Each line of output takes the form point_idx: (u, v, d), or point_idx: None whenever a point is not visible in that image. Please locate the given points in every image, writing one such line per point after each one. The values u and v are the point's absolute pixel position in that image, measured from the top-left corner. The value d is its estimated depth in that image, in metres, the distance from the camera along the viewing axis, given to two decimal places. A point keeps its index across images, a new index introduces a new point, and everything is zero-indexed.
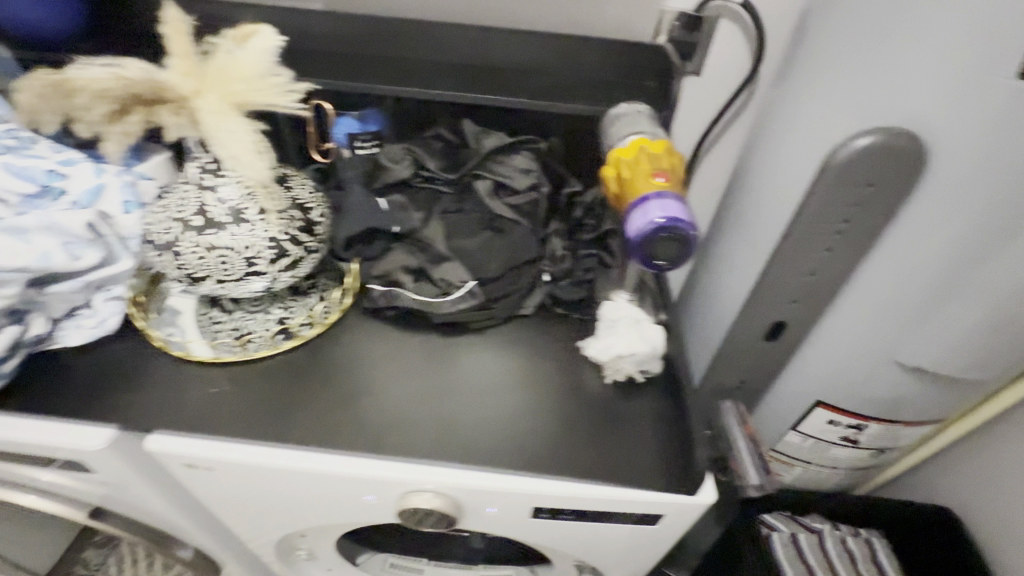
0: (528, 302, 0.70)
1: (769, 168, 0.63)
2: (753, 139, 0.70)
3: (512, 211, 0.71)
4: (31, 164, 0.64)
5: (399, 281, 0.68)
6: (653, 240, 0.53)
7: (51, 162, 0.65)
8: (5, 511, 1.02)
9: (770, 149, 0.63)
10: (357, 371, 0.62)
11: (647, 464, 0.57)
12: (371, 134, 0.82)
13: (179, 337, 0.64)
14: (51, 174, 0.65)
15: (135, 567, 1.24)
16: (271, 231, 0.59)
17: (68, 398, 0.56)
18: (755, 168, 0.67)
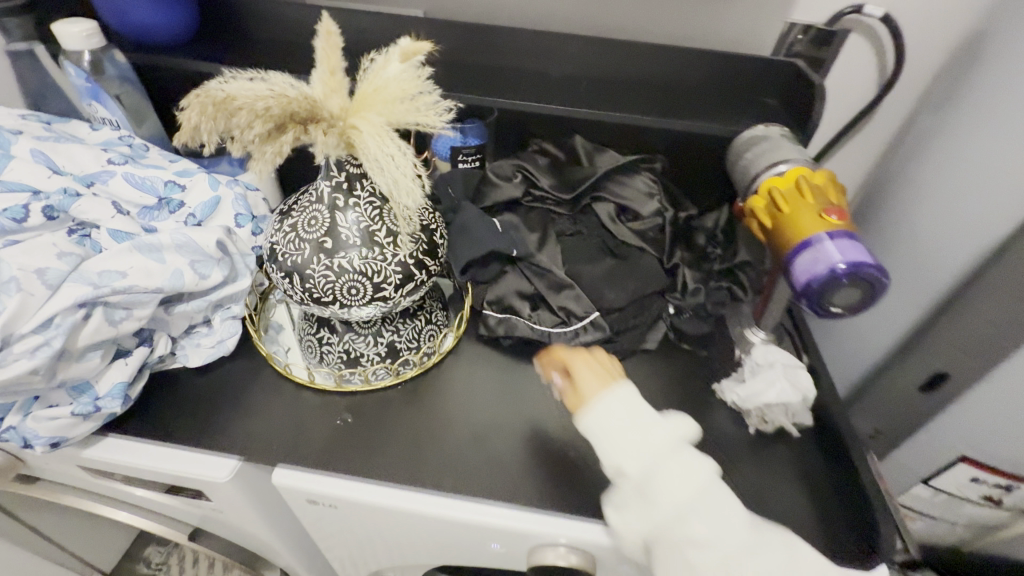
0: (651, 335, 0.65)
1: (961, 207, 0.57)
2: (933, 170, 0.63)
3: (636, 238, 0.66)
4: (151, 175, 0.62)
5: (516, 309, 0.64)
6: (831, 287, 0.47)
7: (170, 173, 0.64)
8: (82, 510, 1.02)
9: (967, 185, 0.56)
10: (482, 408, 0.59)
11: (808, 531, 0.51)
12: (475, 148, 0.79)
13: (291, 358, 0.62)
14: (170, 185, 0.63)
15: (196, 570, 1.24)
16: (400, 256, 0.56)
17: (189, 423, 0.54)
18: (938, 203, 0.61)
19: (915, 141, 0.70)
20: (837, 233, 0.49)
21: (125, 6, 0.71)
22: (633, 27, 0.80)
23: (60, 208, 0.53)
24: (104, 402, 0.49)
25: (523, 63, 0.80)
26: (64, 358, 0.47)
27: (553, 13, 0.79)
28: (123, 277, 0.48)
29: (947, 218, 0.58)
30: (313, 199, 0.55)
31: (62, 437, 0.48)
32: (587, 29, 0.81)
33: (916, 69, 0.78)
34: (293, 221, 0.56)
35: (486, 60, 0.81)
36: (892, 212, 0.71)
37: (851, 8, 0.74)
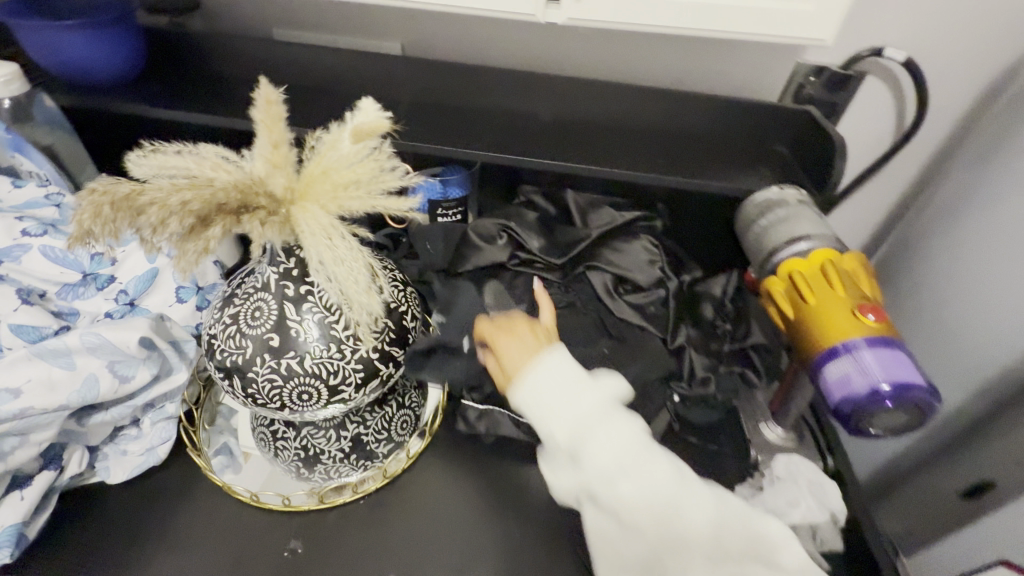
0: (654, 428, 0.57)
1: (1010, 290, 0.49)
2: (969, 242, 0.55)
3: (636, 315, 0.59)
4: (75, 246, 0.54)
5: (500, 399, 0.56)
6: (871, 411, 0.40)
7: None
8: None
9: (1012, 267, 0.49)
10: (462, 527, 0.51)
11: None
12: (455, 202, 0.71)
13: (238, 463, 0.53)
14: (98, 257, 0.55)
15: None
16: (360, 353, 0.47)
17: (107, 556, 0.46)
18: (978, 283, 0.53)
19: (946, 203, 0.62)
20: (873, 341, 0.42)
21: (59, 45, 0.62)
22: (632, 71, 0.73)
23: None
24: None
25: (510, 110, 0.73)
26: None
27: (543, 56, 0.73)
28: (15, 399, 0.40)
29: (993, 304, 0.51)
30: (257, 284, 0.47)
31: None
32: (582, 73, 0.74)
33: (944, 117, 0.70)
34: (234, 311, 0.47)
35: (470, 106, 0.73)
36: (918, 279, 0.63)
37: (869, 52, 0.65)
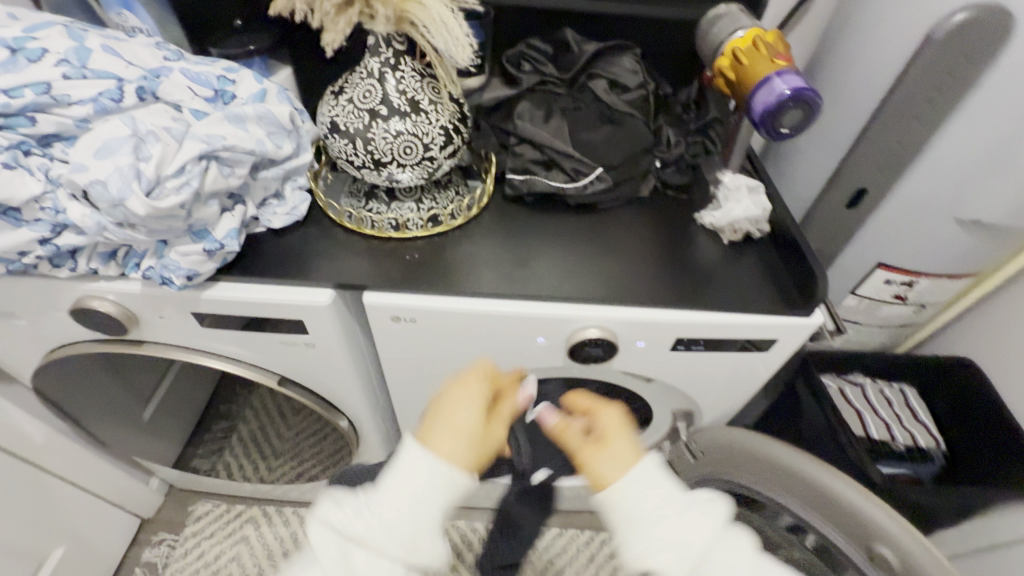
0: (643, 187, 0.80)
1: None
2: None
3: (627, 106, 0.79)
4: (203, 71, 0.66)
5: (533, 171, 0.78)
6: (783, 109, 0.63)
7: (217, 70, 0.67)
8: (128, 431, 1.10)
9: None
10: (525, 245, 0.74)
11: (765, 295, 0.69)
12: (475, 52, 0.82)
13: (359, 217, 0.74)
14: (221, 80, 0.66)
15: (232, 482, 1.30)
16: (443, 121, 0.68)
17: (280, 268, 0.67)
18: None
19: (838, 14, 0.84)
20: (783, 73, 0.64)
21: None
22: None
23: (149, 90, 0.60)
24: (226, 241, 0.61)
25: None
26: (196, 201, 0.58)
27: None
28: (225, 140, 0.58)
29: (851, 59, 0.73)
30: (364, 74, 0.66)
31: (195, 271, 0.60)
32: None
33: None
34: (349, 95, 0.67)
35: None
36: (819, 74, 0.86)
37: None
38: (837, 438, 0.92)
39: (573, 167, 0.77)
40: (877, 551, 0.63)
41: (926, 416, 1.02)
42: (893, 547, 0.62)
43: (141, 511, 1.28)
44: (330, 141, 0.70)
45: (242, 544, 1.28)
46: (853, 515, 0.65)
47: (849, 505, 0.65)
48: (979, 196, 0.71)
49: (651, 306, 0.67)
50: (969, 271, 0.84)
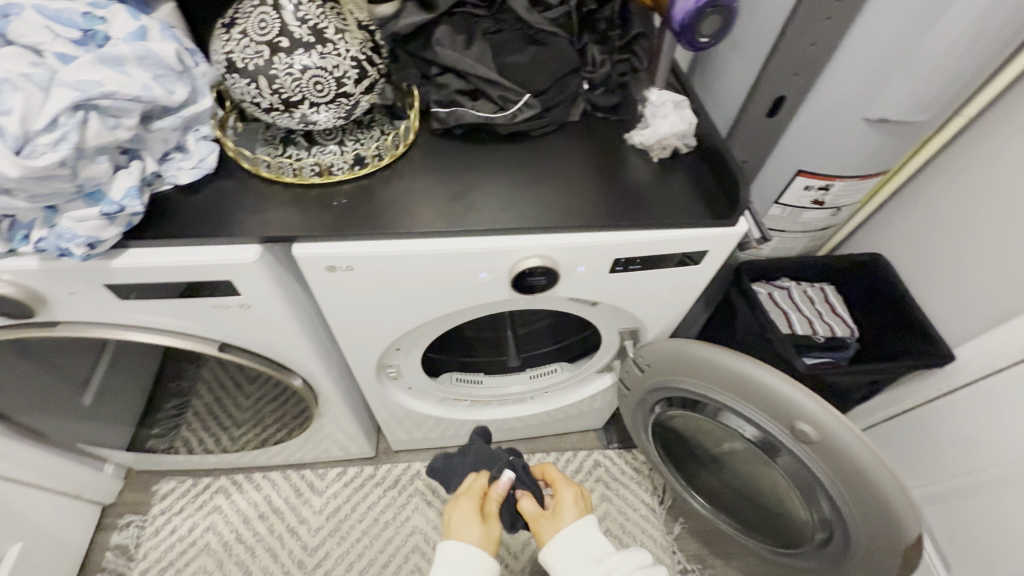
0: (573, 111, 0.79)
1: None
2: None
3: (550, 24, 0.76)
4: (64, 7, 0.56)
5: (460, 102, 0.75)
6: (702, 15, 0.62)
7: (81, 5, 0.58)
8: (66, 422, 1.04)
9: None
10: (460, 178, 0.73)
11: (696, 208, 0.71)
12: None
13: (279, 166, 0.69)
14: (87, 17, 0.57)
15: (192, 457, 1.27)
16: (353, 51, 0.63)
17: (198, 228, 0.62)
18: None
19: None
20: None
21: None
22: None
23: None
24: (126, 202, 0.55)
25: None
26: (80, 158, 0.52)
27: None
28: (101, 86, 0.51)
29: None
30: (257, 3, 0.60)
31: (96, 238, 0.55)
32: None
33: None
34: (241, 28, 0.60)
35: None
36: None
37: None
38: (767, 338, 1.00)
39: (501, 95, 0.74)
40: (799, 428, 0.72)
41: (843, 308, 1.12)
42: (813, 422, 0.70)
43: (100, 498, 1.24)
44: (228, 83, 0.63)
45: (216, 514, 1.28)
46: (781, 399, 0.73)
47: (776, 391, 0.73)
48: (886, 96, 0.75)
49: (588, 230, 0.68)
50: (878, 170, 0.90)
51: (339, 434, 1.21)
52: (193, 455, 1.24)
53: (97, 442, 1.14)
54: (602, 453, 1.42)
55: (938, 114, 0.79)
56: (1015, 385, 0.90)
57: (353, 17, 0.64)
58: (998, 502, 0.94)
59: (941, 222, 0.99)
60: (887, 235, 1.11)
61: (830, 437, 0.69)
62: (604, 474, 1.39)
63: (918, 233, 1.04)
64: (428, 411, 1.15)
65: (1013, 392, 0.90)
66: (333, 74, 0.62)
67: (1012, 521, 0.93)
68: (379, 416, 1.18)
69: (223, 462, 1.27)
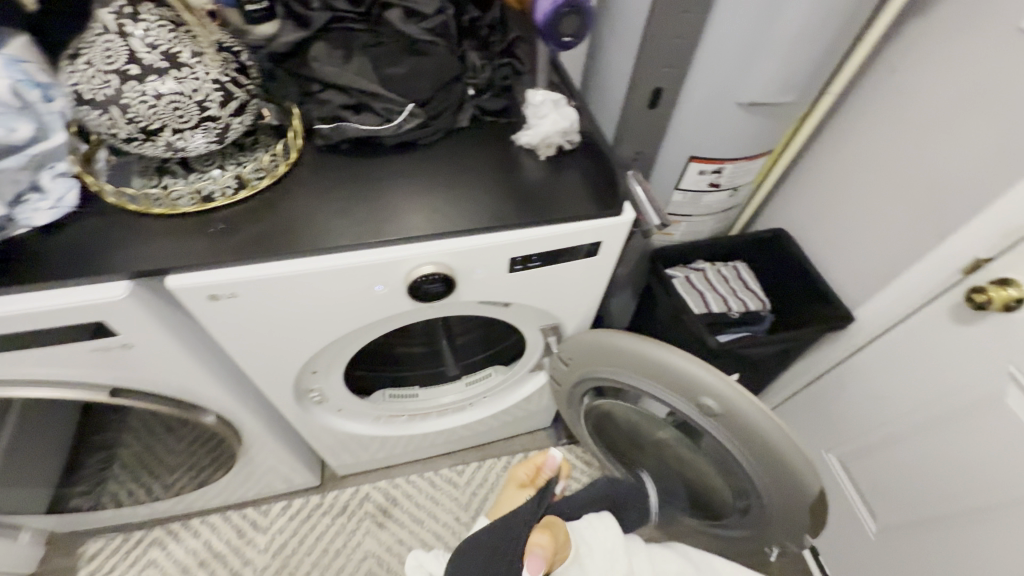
0: (461, 116, 0.80)
1: None
2: None
3: (429, 33, 0.76)
4: None
5: (343, 117, 0.75)
6: (559, 16, 0.64)
7: None
8: None
9: None
10: (348, 192, 0.72)
11: (584, 200, 0.73)
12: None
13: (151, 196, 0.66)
14: None
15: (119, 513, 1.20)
16: (213, 73, 0.61)
17: (60, 270, 0.59)
18: None
19: None
20: None
21: None
22: None
23: None
24: None
25: None
26: None
27: None
28: None
29: None
30: (102, 31, 0.58)
31: None
32: None
33: None
34: (86, 58, 0.58)
35: None
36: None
37: None
38: (683, 319, 1.03)
39: (385, 107, 0.74)
40: (704, 403, 0.74)
41: (756, 284, 1.17)
42: (717, 397, 0.73)
43: (19, 567, 1.15)
44: (81, 115, 0.61)
45: (152, 567, 1.21)
46: (685, 376, 0.75)
47: (680, 369, 0.75)
48: (753, 81, 0.80)
49: (478, 232, 0.69)
50: (764, 149, 0.95)
51: (277, 467, 1.17)
52: (119, 510, 1.16)
53: (14, 511, 1.05)
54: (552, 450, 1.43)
55: (803, 94, 0.84)
56: (907, 337, 0.96)
57: (211, 40, 0.63)
58: (906, 449, 1.01)
59: (830, 194, 1.07)
60: (788, 210, 1.18)
61: (731, 408, 0.72)
62: None
63: (813, 206, 1.11)
64: (364, 431, 1.13)
65: (904, 346, 0.97)
66: (194, 98, 0.60)
67: (916, 465, 0.99)
68: (315, 442, 1.15)
69: (156, 511, 1.21)
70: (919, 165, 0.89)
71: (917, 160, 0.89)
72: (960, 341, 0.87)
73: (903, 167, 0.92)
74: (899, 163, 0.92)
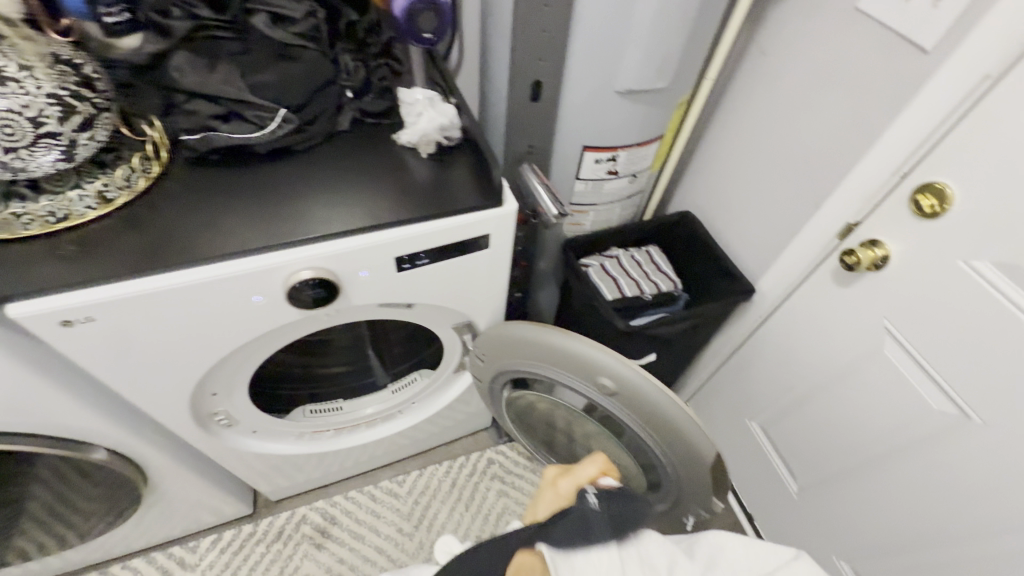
0: (341, 120, 0.79)
1: None
2: None
3: (298, 38, 0.76)
4: None
5: (212, 126, 0.72)
6: (415, 13, 0.65)
7: None
8: None
9: None
10: (220, 202, 0.70)
11: (468, 194, 0.74)
12: None
13: None
14: None
15: None
16: (47, 86, 0.58)
17: None
18: None
19: None
20: None
21: None
22: None
23: None
24: None
25: None
26: None
27: None
28: None
29: None
30: None
31: None
32: None
33: None
34: None
35: None
36: None
37: None
38: (596, 305, 1.06)
39: (256, 114, 0.72)
40: (602, 383, 0.76)
41: (668, 266, 1.21)
42: (613, 376, 0.75)
43: None
44: None
45: None
46: (583, 358, 0.77)
47: (578, 351, 0.77)
48: (625, 69, 0.83)
49: (356, 233, 0.68)
50: (653, 135, 0.98)
51: (199, 500, 1.11)
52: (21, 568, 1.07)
53: None
54: (494, 450, 1.43)
55: (676, 79, 0.88)
56: (801, 303, 1.02)
57: (42, 53, 0.60)
58: (812, 410, 1.06)
59: (726, 173, 1.12)
60: (693, 192, 1.23)
61: (626, 386, 0.74)
62: (498, 470, 1.40)
63: (712, 187, 1.17)
64: (287, 451, 1.09)
65: (802, 312, 1.03)
66: (29, 114, 0.57)
67: (824, 425, 1.05)
68: (236, 468, 1.10)
69: (70, 564, 1.12)
70: (790, 141, 0.95)
71: (789, 136, 0.95)
72: (842, 302, 0.93)
73: (779, 143, 0.97)
74: (777, 140, 0.98)
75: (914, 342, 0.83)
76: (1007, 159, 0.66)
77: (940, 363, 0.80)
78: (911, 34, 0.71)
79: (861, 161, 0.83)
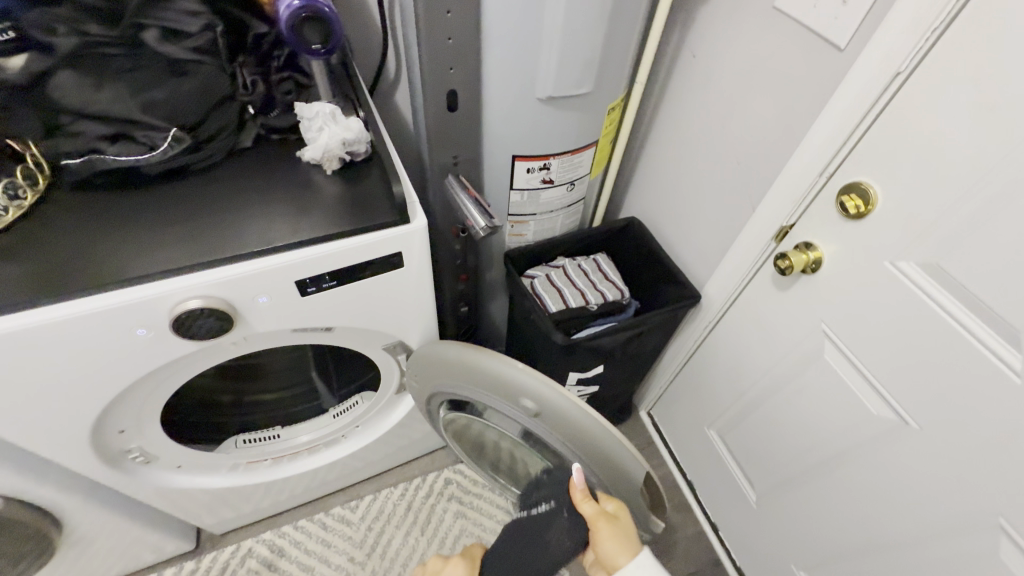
0: (244, 136, 0.77)
1: None
2: None
3: (192, 54, 0.69)
4: None
5: (98, 148, 0.68)
6: (298, 23, 0.63)
7: None
8: None
9: None
10: (101, 228, 0.65)
11: (375, 211, 0.70)
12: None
13: None
14: None
15: None
16: None
17: None
18: None
19: None
20: None
21: None
22: None
23: None
24: None
25: None
26: None
27: None
28: None
29: None
30: None
31: None
32: None
33: None
34: None
35: None
36: None
37: None
38: (537, 318, 1.02)
39: (146, 135, 0.68)
40: (525, 403, 0.72)
41: (616, 274, 1.18)
42: (534, 397, 0.71)
43: None
44: None
45: None
46: (504, 377, 0.73)
47: (499, 370, 0.74)
48: (541, 77, 0.80)
49: (249, 257, 0.64)
50: (586, 142, 0.96)
51: (130, 540, 1.05)
52: None
53: None
54: (452, 469, 1.39)
55: (600, 85, 0.86)
56: (745, 308, 1.00)
57: None
58: (762, 416, 1.04)
59: (667, 178, 1.10)
60: (638, 198, 1.22)
61: (548, 405, 0.71)
62: (456, 490, 1.35)
63: (655, 192, 1.15)
64: (220, 484, 1.03)
65: (747, 317, 1.00)
66: None
67: (774, 432, 1.02)
68: (167, 505, 1.04)
69: None
70: (722, 144, 0.93)
71: (720, 138, 0.93)
72: (783, 306, 0.91)
73: (712, 146, 0.96)
74: (711, 143, 0.96)
75: (850, 346, 0.81)
76: (924, 157, 0.64)
77: (875, 366, 0.78)
78: (823, 33, 0.70)
79: (789, 162, 0.81)
